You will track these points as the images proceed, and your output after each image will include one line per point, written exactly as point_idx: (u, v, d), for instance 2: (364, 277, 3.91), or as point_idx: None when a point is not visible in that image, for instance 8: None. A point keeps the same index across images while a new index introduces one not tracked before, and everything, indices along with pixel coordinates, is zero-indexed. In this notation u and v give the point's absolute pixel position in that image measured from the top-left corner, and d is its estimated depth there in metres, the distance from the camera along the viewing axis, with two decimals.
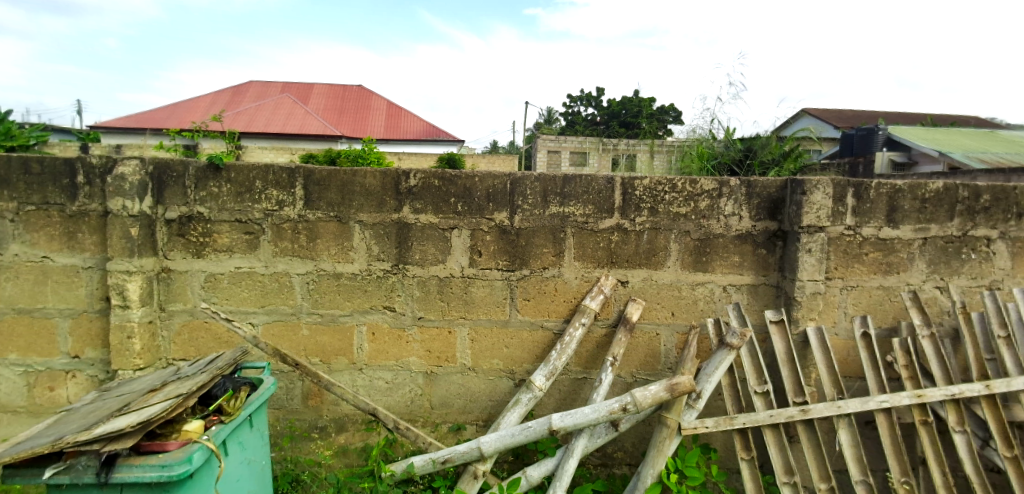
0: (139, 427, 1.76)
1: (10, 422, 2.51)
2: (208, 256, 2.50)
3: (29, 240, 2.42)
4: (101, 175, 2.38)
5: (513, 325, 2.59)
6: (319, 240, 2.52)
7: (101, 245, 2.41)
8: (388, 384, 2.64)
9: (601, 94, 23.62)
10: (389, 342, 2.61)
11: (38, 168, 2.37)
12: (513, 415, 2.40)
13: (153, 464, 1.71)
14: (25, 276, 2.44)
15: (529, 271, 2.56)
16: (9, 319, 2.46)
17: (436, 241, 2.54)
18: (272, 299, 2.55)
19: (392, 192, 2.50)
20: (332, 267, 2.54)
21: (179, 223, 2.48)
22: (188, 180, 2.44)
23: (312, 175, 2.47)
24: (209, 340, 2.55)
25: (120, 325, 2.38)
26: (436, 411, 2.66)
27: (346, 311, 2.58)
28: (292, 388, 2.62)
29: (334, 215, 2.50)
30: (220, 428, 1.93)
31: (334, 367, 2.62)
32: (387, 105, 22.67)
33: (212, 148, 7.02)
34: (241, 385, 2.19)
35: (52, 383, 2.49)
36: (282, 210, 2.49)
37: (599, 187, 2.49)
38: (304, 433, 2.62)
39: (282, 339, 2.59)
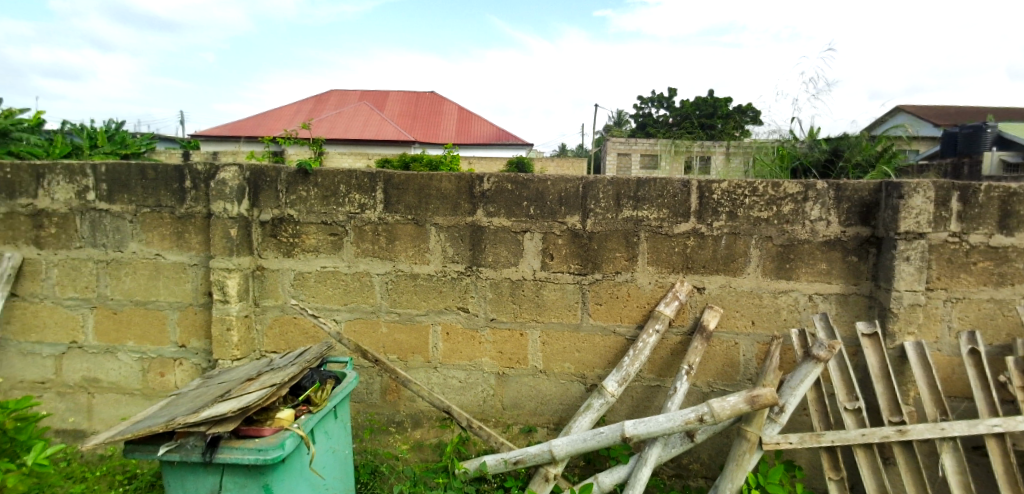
0: (239, 412, 1.90)
1: (128, 403, 2.78)
2: (297, 255, 2.67)
3: (144, 239, 2.67)
4: (205, 180, 2.59)
5: (584, 329, 2.59)
6: (397, 242, 2.62)
7: (205, 245, 2.63)
8: (461, 383, 2.70)
9: (671, 95, 22.98)
10: (462, 342, 2.67)
11: (152, 173, 2.62)
12: (585, 419, 2.39)
13: (250, 448, 1.86)
14: (141, 271, 2.69)
15: (601, 275, 2.54)
16: (128, 310, 2.72)
17: (509, 244, 2.57)
18: (354, 297, 2.68)
19: (467, 196, 2.56)
20: (409, 268, 2.64)
21: (272, 225, 2.65)
22: (280, 184, 2.61)
23: (392, 180, 2.58)
24: (297, 335, 2.71)
25: (220, 318, 2.58)
26: (508, 412, 2.69)
27: (422, 311, 2.67)
28: (372, 382, 2.74)
29: (412, 217, 2.60)
30: (309, 418, 2.06)
31: (410, 365, 2.71)
32: (456, 109, 23.17)
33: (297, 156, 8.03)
34: (327, 378, 2.33)
35: (163, 369, 2.74)
36: (364, 212, 2.61)
37: (674, 191, 2.44)
38: (383, 426, 2.73)
39: (363, 335, 2.71)
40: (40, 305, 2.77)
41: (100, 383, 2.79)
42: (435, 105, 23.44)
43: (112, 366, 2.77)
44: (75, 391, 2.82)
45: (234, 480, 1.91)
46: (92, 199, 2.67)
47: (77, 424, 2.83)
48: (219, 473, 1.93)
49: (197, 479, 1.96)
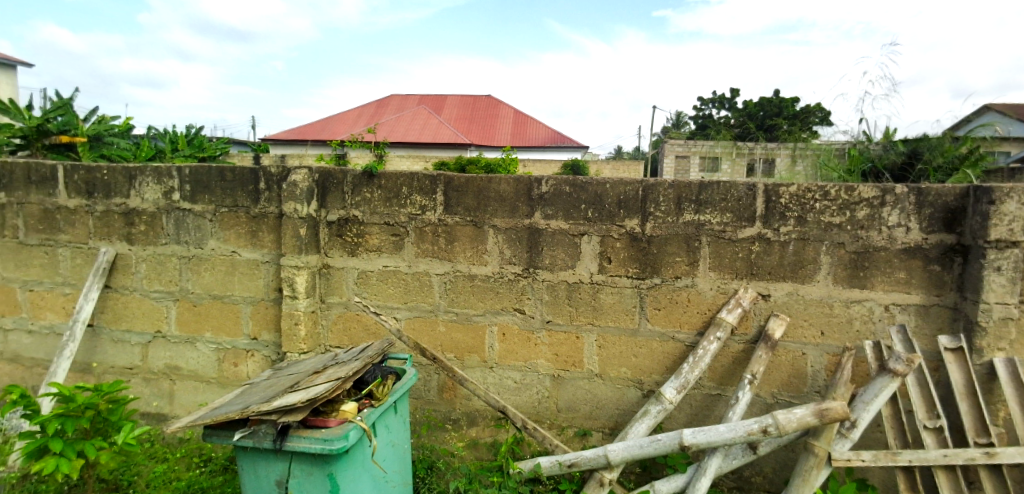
0: (307, 403, 1.99)
1: (205, 390, 2.96)
2: (361, 255, 2.77)
3: (222, 237, 2.84)
4: (277, 182, 2.73)
5: (642, 334, 2.55)
6: (456, 243, 2.67)
7: (276, 243, 2.77)
8: (517, 383, 2.72)
9: (732, 96, 22.27)
10: (518, 343, 2.69)
11: (230, 176, 2.78)
12: (642, 425, 2.35)
13: (317, 437, 1.94)
14: (218, 267, 2.87)
15: (660, 280, 2.50)
16: (206, 303, 2.91)
17: (566, 247, 2.57)
18: (414, 296, 2.76)
19: (525, 198, 2.58)
20: (467, 269, 2.68)
21: (338, 225, 2.76)
22: (346, 186, 2.71)
23: (452, 182, 2.63)
24: (359, 331, 2.81)
25: (290, 313, 2.72)
26: (562, 415, 2.69)
27: (479, 311, 2.70)
28: (429, 380, 2.80)
29: (471, 219, 2.64)
30: (371, 411, 2.13)
31: (467, 364, 2.76)
32: (510, 112, 23.33)
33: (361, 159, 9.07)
34: (388, 374, 2.40)
35: (236, 360, 2.90)
36: (425, 214, 2.68)
37: (739, 194, 2.37)
38: (440, 423, 2.79)
39: (421, 333, 2.78)
40: (130, 296, 3.00)
41: (181, 371, 2.99)
42: (488, 109, 23.68)
43: (192, 355, 2.96)
44: (159, 377, 3.03)
45: (302, 467, 2.01)
46: (177, 199, 2.86)
47: (161, 408, 3.05)
48: (287, 460, 2.03)
49: (267, 465, 2.06)
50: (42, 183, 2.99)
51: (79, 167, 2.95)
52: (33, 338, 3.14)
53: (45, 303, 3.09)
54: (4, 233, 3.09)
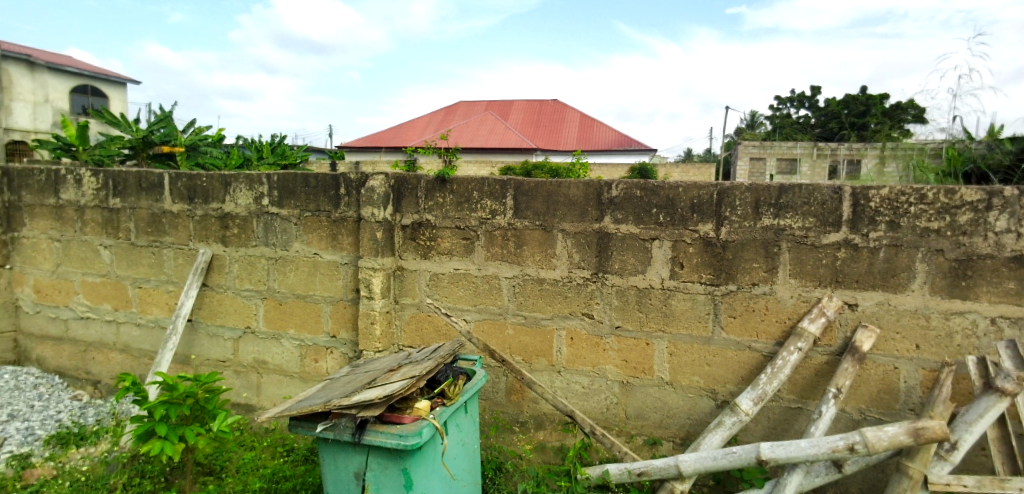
0: (384, 399, 2.07)
1: (288, 384, 3.15)
2: (433, 258, 2.85)
3: (306, 240, 3.02)
4: (356, 188, 2.87)
5: (715, 343, 2.47)
6: (525, 247, 2.70)
7: (354, 246, 2.91)
8: (585, 388, 2.70)
9: (811, 93, 21.13)
10: (586, 348, 2.68)
11: (314, 182, 2.95)
12: (716, 437, 2.27)
13: (392, 433, 2.02)
14: (302, 268, 3.05)
15: (736, 286, 2.42)
16: (291, 302, 3.09)
17: (637, 252, 2.54)
18: (483, 299, 2.81)
19: (595, 202, 2.57)
20: (536, 273, 2.70)
21: (412, 229, 2.86)
22: (420, 191, 2.81)
23: (522, 187, 2.67)
24: (431, 332, 2.89)
25: (366, 312, 2.84)
26: (631, 422, 2.65)
27: (547, 315, 2.72)
28: (498, 381, 2.85)
29: (540, 223, 2.66)
30: (443, 410, 2.19)
31: (535, 367, 2.77)
32: (574, 116, 23.23)
33: (430, 162, 9.60)
34: (458, 374, 2.46)
35: (317, 356, 3.07)
36: (495, 218, 2.72)
37: (823, 197, 2.25)
38: (508, 425, 2.83)
39: (490, 335, 2.83)
40: (224, 294, 3.24)
41: (267, 365, 3.19)
42: (553, 112, 23.64)
43: (277, 350, 3.16)
44: (248, 370, 3.25)
45: (378, 461, 2.09)
46: (266, 204, 3.07)
47: (249, 399, 3.27)
48: (365, 454, 2.12)
49: (346, 457, 2.17)
50: (150, 190, 3.30)
51: (182, 175, 3.22)
52: (140, 330, 3.46)
53: (152, 299, 3.40)
54: (118, 235, 3.42)
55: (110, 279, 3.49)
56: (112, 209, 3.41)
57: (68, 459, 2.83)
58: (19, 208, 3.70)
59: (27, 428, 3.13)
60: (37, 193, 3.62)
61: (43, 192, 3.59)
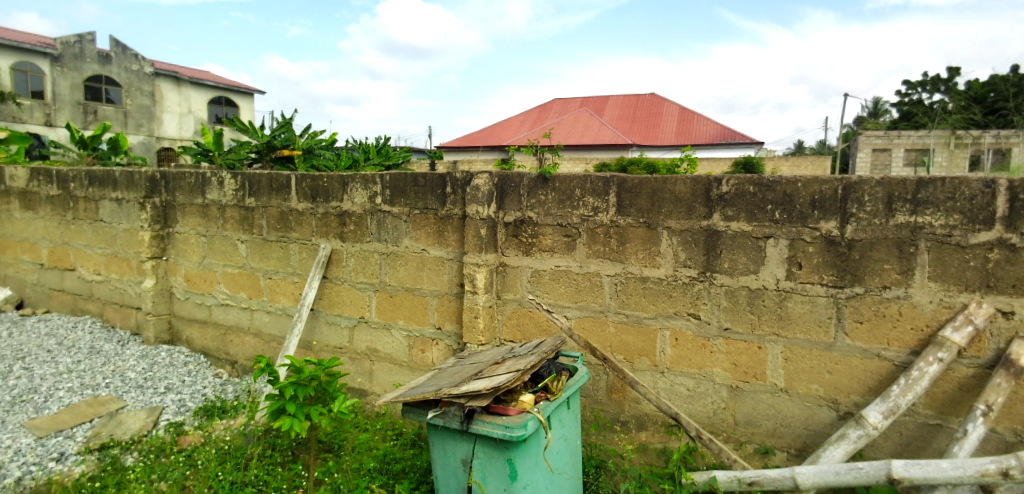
0: (491, 390, 2.12)
1: (398, 372, 3.34)
2: (535, 254, 2.88)
3: (414, 236, 3.18)
4: (462, 186, 2.98)
5: (838, 349, 2.31)
6: (629, 244, 2.66)
7: (460, 243, 3.03)
8: (690, 391, 2.62)
9: (945, 77, 18.89)
10: (692, 350, 2.59)
11: (423, 181, 3.10)
12: (838, 450, 2.10)
13: (499, 424, 2.08)
14: (411, 263, 3.21)
15: (863, 289, 2.24)
16: (401, 295, 3.27)
17: (749, 251, 2.42)
18: (584, 296, 2.80)
19: (703, 199, 2.48)
20: (639, 271, 2.65)
21: (514, 226, 2.91)
22: (523, 189, 2.85)
23: (625, 183, 2.63)
24: (532, 327, 2.93)
25: (470, 306, 2.94)
26: (741, 428, 2.54)
27: (650, 314, 2.65)
28: (598, 379, 2.84)
29: (644, 221, 2.61)
30: (547, 404, 2.22)
31: (637, 367, 2.72)
32: (671, 110, 22.42)
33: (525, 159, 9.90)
34: (561, 369, 2.48)
35: (424, 347, 3.23)
36: (597, 215, 2.71)
37: (971, 193, 2.03)
38: (608, 423, 2.81)
39: (591, 333, 2.81)
40: (341, 286, 3.50)
41: (379, 353, 3.41)
42: (648, 106, 22.95)
43: (387, 340, 3.36)
44: (361, 357, 3.49)
45: (485, 450, 2.17)
46: (379, 202, 3.27)
47: (363, 384, 3.51)
48: (472, 442, 2.20)
49: (454, 444, 2.26)
50: (279, 190, 3.64)
51: (306, 176, 3.52)
52: (270, 317, 3.82)
53: (280, 289, 3.74)
54: (253, 231, 3.80)
55: (246, 270, 3.89)
56: (248, 208, 3.80)
57: (213, 429, 3.20)
58: (174, 207, 4.23)
59: (180, 399, 3.59)
60: (188, 193, 4.12)
61: (193, 192, 4.08)
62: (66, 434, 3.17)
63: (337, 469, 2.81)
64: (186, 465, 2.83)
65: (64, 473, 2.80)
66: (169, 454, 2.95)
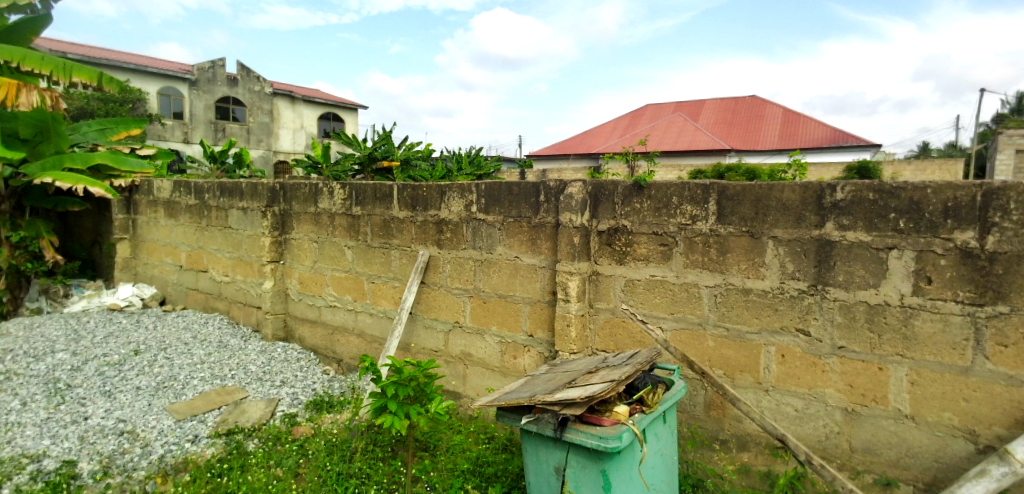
0: (586, 399, 2.11)
1: (490, 377, 3.42)
2: (629, 263, 2.83)
3: (508, 244, 3.24)
4: (556, 195, 3.01)
5: (977, 374, 2.07)
6: (730, 254, 2.54)
7: (552, 251, 3.05)
8: (798, 412, 2.45)
9: None
10: (801, 368, 2.42)
11: (517, 190, 3.17)
12: (977, 488, 1.87)
13: (593, 433, 2.07)
14: (504, 269, 3.28)
15: (1009, 309, 1.99)
16: (494, 301, 3.35)
17: (867, 263, 2.24)
18: (680, 307, 2.70)
19: (814, 207, 2.33)
20: (742, 282, 2.52)
21: (608, 234, 2.88)
22: (617, 197, 2.82)
23: (727, 191, 2.53)
24: (625, 338, 2.88)
25: (562, 315, 2.95)
26: (857, 456, 2.33)
27: (753, 329, 2.52)
28: (695, 394, 2.74)
29: (747, 230, 2.49)
30: (642, 417, 2.18)
31: (739, 383, 2.58)
32: (772, 112, 21.13)
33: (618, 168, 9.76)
34: (657, 382, 2.41)
35: (516, 353, 3.28)
36: (695, 224, 2.62)
37: None
38: (706, 441, 2.69)
39: (688, 346, 2.70)
40: (438, 291, 3.64)
41: (472, 357, 3.51)
42: (746, 109, 21.80)
43: (481, 345, 3.45)
44: (456, 361, 3.61)
45: (578, 459, 2.16)
46: (475, 210, 3.38)
47: (457, 387, 3.62)
48: (565, 450, 2.20)
49: (547, 451, 2.27)
50: (383, 199, 3.87)
51: (408, 186, 3.72)
52: (372, 319, 4.06)
53: (382, 292, 3.97)
54: (358, 237, 4.07)
55: (351, 274, 4.16)
56: (354, 216, 4.07)
57: (322, 422, 3.45)
58: (290, 215, 4.62)
59: (293, 393, 3.91)
60: (302, 203, 4.49)
61: (307, 202, 4.44)
62: (199, 418, 3.56)
63: (432, 467, 2.92)
64: (299, 454, 3.07)
65: (198, 453, 3.15)
66: (284, 442, 3.23)
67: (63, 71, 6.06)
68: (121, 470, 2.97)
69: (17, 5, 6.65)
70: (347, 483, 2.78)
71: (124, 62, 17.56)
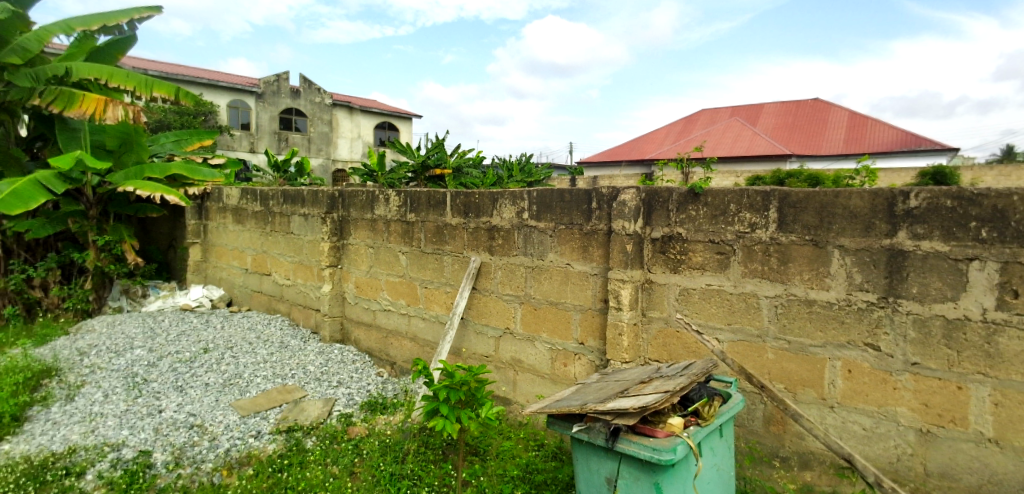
0: (638, 409, 2.07)
1: (540, 384, 3.42)
2: (684, 272, 2.77)
3: (559, 251, 3.24)
4: (608, 202, 2.98)
5: None
6: (792, 263, 2.45)
7: (605, 258, 3.03)
8: (867, 431, 2.32)
9: None
10: (869, 384, 2.30)
11: (568, 197, 3.17)
12: None
13: (646, 445, 2.03)
14: (555, 276, 3.28)
15: None
16: (545, 308, 3.35)
17: (944, 274, 2.11)
18: (738, 318, 2.62)
19: (884, 214, 2.21)
20: (804, 293, 2.42)
21: (662, 242, 2.83)
22: (672, 204, 2.77)
23: (788, 198, 2.43)
24: (679, 348, 2.82)
25: (614, 323, 2.91)
26: (933, 480, 2.18)
27: (817, 342, 2.41)
28: (754, 409, 2.64)
29: (810, 238, 2.39)
30: (698, 429, 2.13)
31: (801, 398, 2.47)
32: (836, 116, 20.18)
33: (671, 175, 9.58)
34: (714, 394, 2.34)
35: (566, 361, 3.27)
36: (755, 232, 2.53)
37: None
38: (765, 458, 2.59)
39: (746, 358, 2.61)
40: (489, 297, 3.68)
41: (522, 364, 3.52)
42: (807, 113, 20.92)
43: (531, 351, 3.45)
44: (506, 367, 3.63)
45: (630, 470, 2.12)
46: (526, 217, 3.40)
47: (507, 392, 3.64)
48: (617, 461, 2.17)
49: (599, 460, 2.24)
50: (436, 206, 3.95)
51: (461, 194, 3.78)
52: (424, 323, 4.14)
53: (435, 297, 4.05)
54: (412, 243, 4.17)
55: (405, 279, 4.27)
56: (409, 222, 4.17)
57: (376, 423, 3.55)
58: (348, 221, 4.80)
59: (349, 393, 4.03)
60: (360, 209, 4.65)
61: (364, 209, 4.59)
62: (262, 415, 3.73)
63: (482, 472, 2.93)
64: (354, 453, 3.17)
65: (260, 448, 3.30)
66: (340, 441, 3.33)
67: (145, 87, 6.53)
68: (191, 462, 3.15)
69: (107, 26, 7.20)
70: (399, 484, 2.85)
71: (197, 77, 18.71)
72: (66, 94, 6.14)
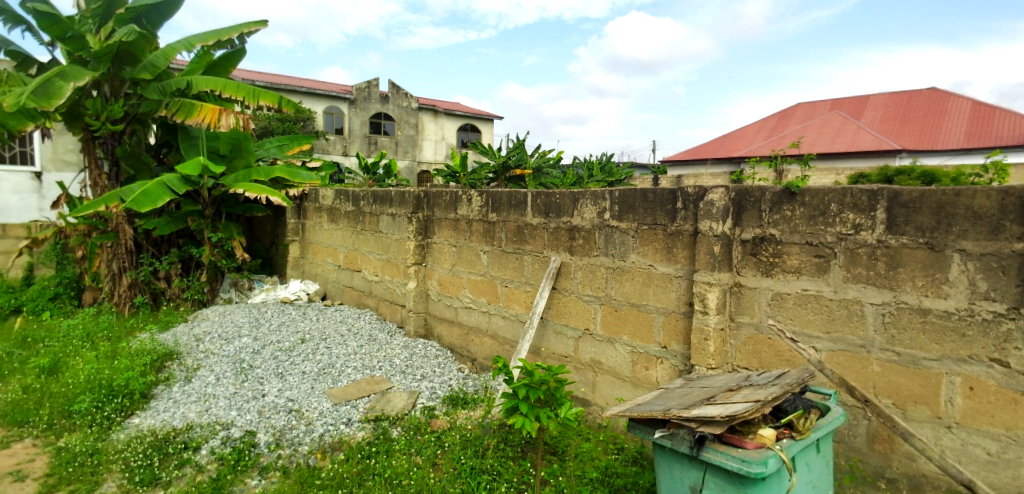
0: (725, 418, 1.98)
1: (620, 386, 3.37)
2: (777, 276, 2.62)
3: (642, 252, 3.18)
4: (694, 201, 2.88)
5: None
6: (903, 268, 2.24)
7: (690, 260, 2.93)
8: (992, 456, 2.08)
9: None
10: (996, 404, 2.06)
11: (652, 197, 3.10)
12: None
13: (734, 456, 1.95)
14: (637, 278, 3.22)
15: None
16: (626, 309, 3.30)
17: None
18: (839, 326, 2.43)
19: (1016, 215, 1.97)
20: (917, 301, 2.21)
21: (753, 244, 2.69)
22: (765, 204, 2.63)
23: (899, 197, 2.23)
24: (771, 356, 2.67)
25: (700, 327, 2.80)
26: None
27: (932, 355, 2.19)
28: (856, 424, 2.44)
29: (925, 241, 2.18)
30: (792, 443, 2.01)
31: (912, 416, 2.26)
32: (957, 106, 18.17)
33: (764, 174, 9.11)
34: (810, 407, 2.20)
35: (648, 364, 3.20)
36: (859, 234, 2.34)
37: None
38: (869, 478, 2.39)
39: (848, 370, 2.42)
40: (569, 297, 3.68)
41: (602, 365, 3.49)
42: (921, 103, 19.01)
43: (611, 353, 3.41)
44: (586, 368, 3.61)
45: (716, 481, 2.04)
46: (608, 217, 3.36)
47: (586, 394, 3.62)
48: (702, 470, 2.09)
49: (682, 468, 2.18)
50: (517, 206, 4.00)
51: (541, 194, 3.81)
52: (505, 321, 4.21)
53: (515, 296, 4.10)
54: (493, 242, 4.25)
55: (486, 277, 4.36)
56: (490, 222, 4.26)
57: (457, 417, 3.66)
58: (432, 221, 4.97)
59: (432, 387, 4.18)
60: (443, 209, 4.81)
61: (448, 209, 4.73)
62: (352, 404, 3.95)
63: (560, 472, 2.94)
64: (437, 445, 3.28)
65: (351, 435, 3.50)
66: (423, 433, 3.47)
67: (253, 96, 7.12)
68: (290, 443, 3.41)
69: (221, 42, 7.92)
70: (479, 478, 2.92)
71: (297, 86, 20.13)
72: (188, 105, 6.82)
